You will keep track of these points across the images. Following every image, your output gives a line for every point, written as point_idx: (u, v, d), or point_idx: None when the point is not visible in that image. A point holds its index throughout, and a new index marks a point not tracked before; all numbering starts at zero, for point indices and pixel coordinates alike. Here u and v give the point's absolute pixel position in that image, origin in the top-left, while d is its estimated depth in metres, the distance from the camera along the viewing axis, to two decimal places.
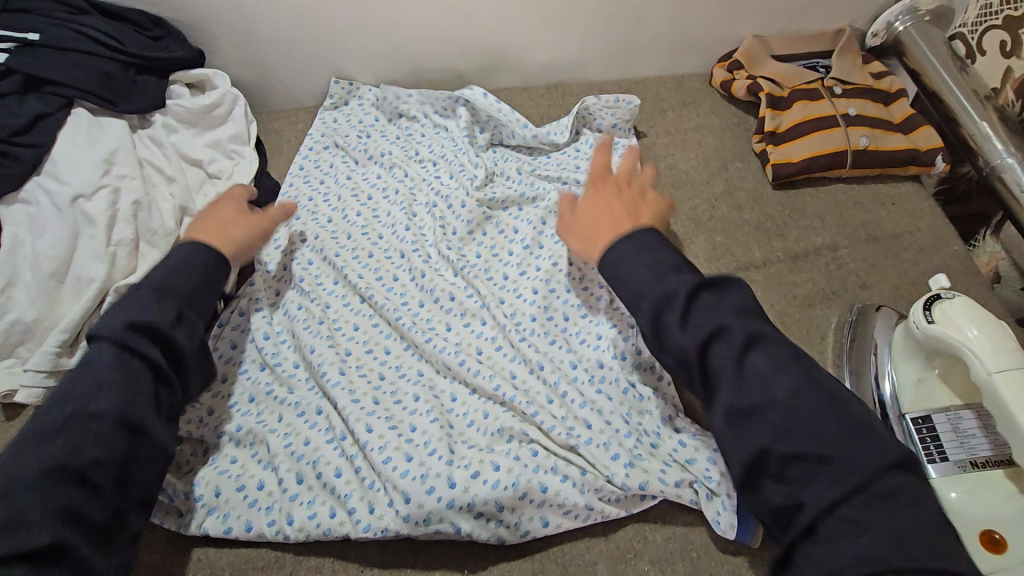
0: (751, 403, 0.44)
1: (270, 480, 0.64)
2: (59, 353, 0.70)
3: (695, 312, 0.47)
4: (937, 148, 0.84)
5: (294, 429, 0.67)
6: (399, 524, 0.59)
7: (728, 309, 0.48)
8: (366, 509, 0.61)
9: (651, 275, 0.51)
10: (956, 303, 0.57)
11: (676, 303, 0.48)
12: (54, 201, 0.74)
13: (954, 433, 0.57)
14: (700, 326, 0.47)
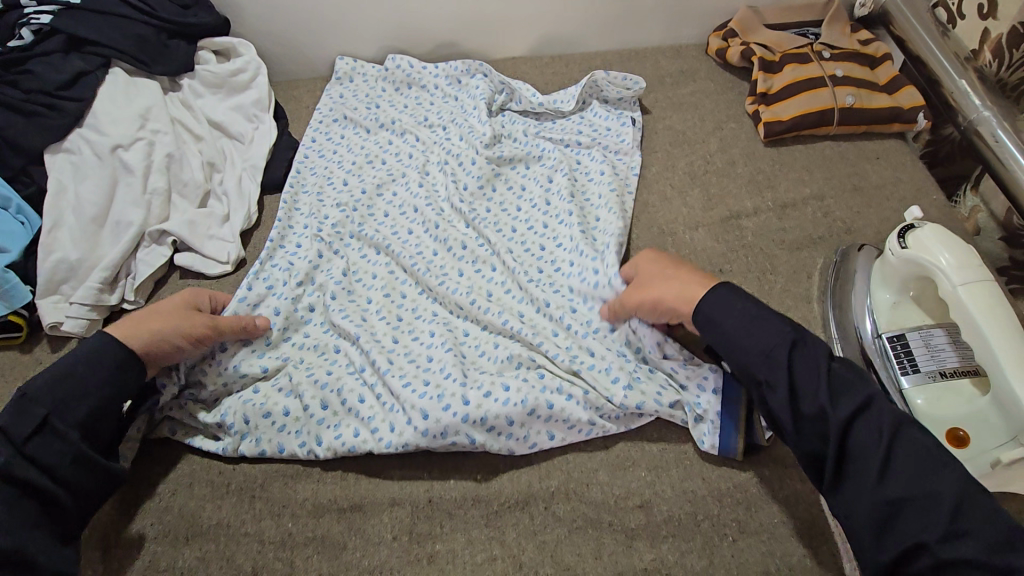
0: (852, 398, 0.52)
1: (292, 404, 0.69)
2: (101, 289, 0.76)
3: (807, 382, 0.54)
4: (920, 106, 0.89)
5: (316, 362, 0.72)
6: (418, 438, 0.64)
7: (862, 390, 0.53)
8: (388, 428, 0.66)
9: (773, 347, 0.56)
10: (927, 230, 0.62)
11: (803, 363, 0.54)
12: (95, 151, 0.80)
13: (926, 347, 0.62)
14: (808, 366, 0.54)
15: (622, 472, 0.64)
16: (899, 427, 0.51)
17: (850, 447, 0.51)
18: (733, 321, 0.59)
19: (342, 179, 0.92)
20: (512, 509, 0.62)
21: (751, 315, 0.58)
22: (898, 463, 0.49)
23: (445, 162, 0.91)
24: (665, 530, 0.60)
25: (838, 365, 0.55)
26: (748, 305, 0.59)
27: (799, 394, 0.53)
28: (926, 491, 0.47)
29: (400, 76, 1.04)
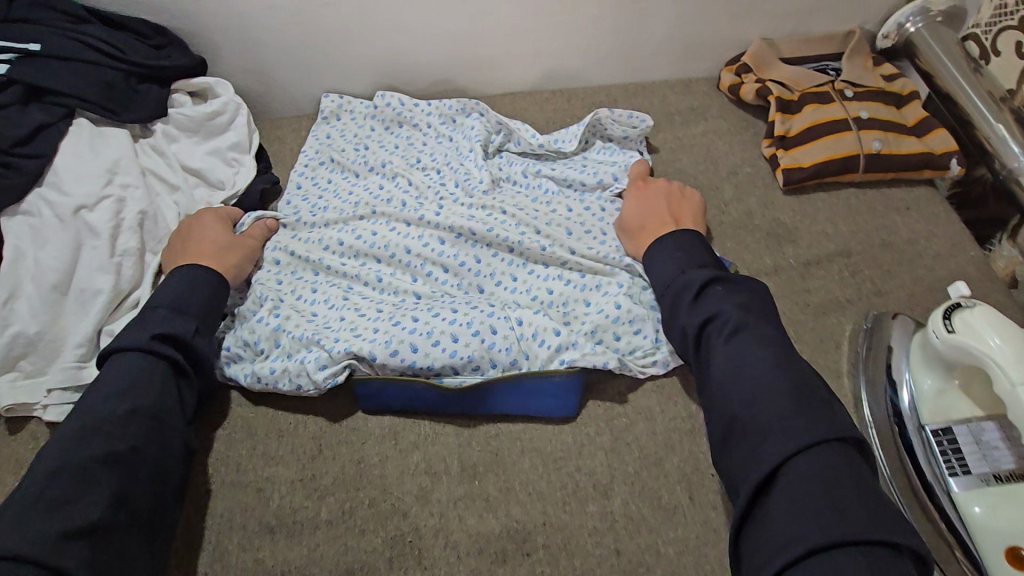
0: (706, 308, 0.59)
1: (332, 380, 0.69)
2: (65, 365, 0.70)
3: (683, 300, 0.61)
4: (952, 151, 0.82)
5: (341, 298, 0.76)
6: (446, 363, 0.67)
7: (731, 299, 0.58)
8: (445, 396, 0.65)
9: (677, 272, 0.64)
10: (976, 311, 0.56)
11: (725, 324, 0.56)
12: (57, 212, 0.74)
13: (976, 445, 0.56)
14: (718, 337, 0.56)
15: None
16: (746, 329, 0.56)
17: (702, 342, 0.57)
18: (661, 257, 0.68)
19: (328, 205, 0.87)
20: None
21: (679, 248, 0.67)
22: (734, 350, 0.55)
23: (433, 175, 0.90)
24: None
25: (717, 287, 0.60)
26: (676, 243, 0.68)
27: (695, 308, 0.60)
28: (770, 395, 0.50)
29: (391, 115, 0.97)
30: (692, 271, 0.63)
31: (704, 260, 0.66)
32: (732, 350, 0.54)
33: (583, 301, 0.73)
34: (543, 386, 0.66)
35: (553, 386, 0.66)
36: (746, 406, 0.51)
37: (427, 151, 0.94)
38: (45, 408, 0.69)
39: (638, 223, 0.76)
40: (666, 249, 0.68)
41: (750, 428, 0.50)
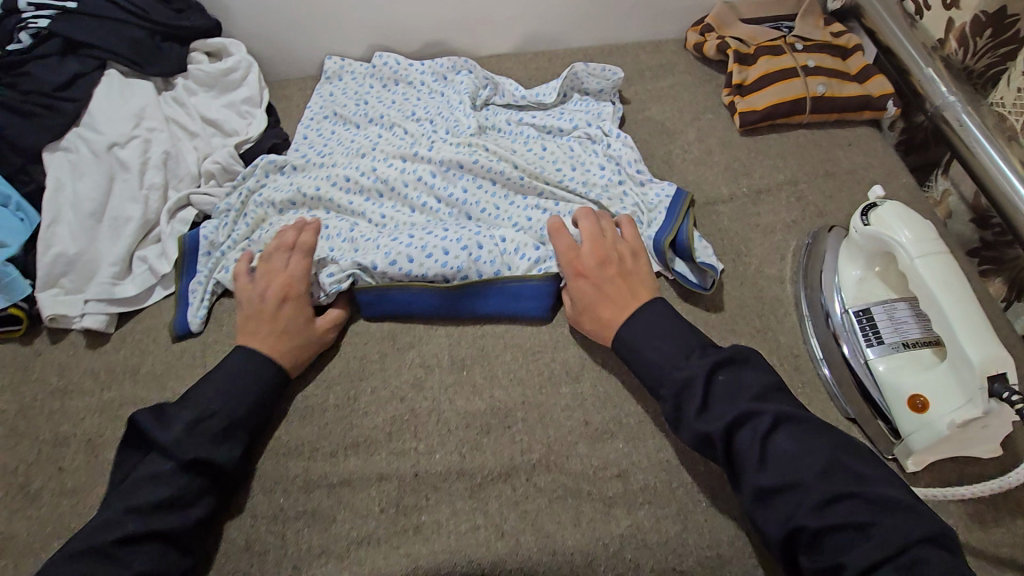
0: (725, 410, 0.56)
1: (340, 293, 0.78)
2: (103, 281, 0.79)
3: (689, 397, 0.58)
4: (889, 94, 0.92)
5: (342, 224, 0.84)
6: (438, 271, 0.75)
7: (743, 392, 0.57)
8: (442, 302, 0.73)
9: (674, 362, 0.60)
10: (887, 207, 0.65)
11: (696, 390, 0.57)
12: (92, 148, 0.83)
13: (889, 320, 0.65)
14: (750, 437, 0.54)
15: (600, 444, 0.66)
16: (781, 424, 0.54)
17: (734, 456, 0.55)
18: (653, 345, 0.63)
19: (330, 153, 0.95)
20: (495, 482, 0.64)
21: (663, 323, 0.64)
22: (771, 462, 0.53)
23: (425, 127, 0.99)
24: (642, 497, 0.62)
25: (718, 375, 0.58)
26: (645, 318, 0.65)
27: (707, 412, 0.57)
28: (822, 483, 0.50)
29: (387, 73, 1.07)
30: (694, 360, 0.59)
31: (691, 342, 0.62)
32: (769, 469, 0.52)
33: None
34: (522, 289, 0.75)
35: (530, 288, 0.75)
36: (804, 491, 0.51)
37: (420, 104, 1.03)
38: (85, 317, 0.78)
39: (593, 310, 0.69)
40: (645, 326, 0.64)
41: (796, 496, 0.51)
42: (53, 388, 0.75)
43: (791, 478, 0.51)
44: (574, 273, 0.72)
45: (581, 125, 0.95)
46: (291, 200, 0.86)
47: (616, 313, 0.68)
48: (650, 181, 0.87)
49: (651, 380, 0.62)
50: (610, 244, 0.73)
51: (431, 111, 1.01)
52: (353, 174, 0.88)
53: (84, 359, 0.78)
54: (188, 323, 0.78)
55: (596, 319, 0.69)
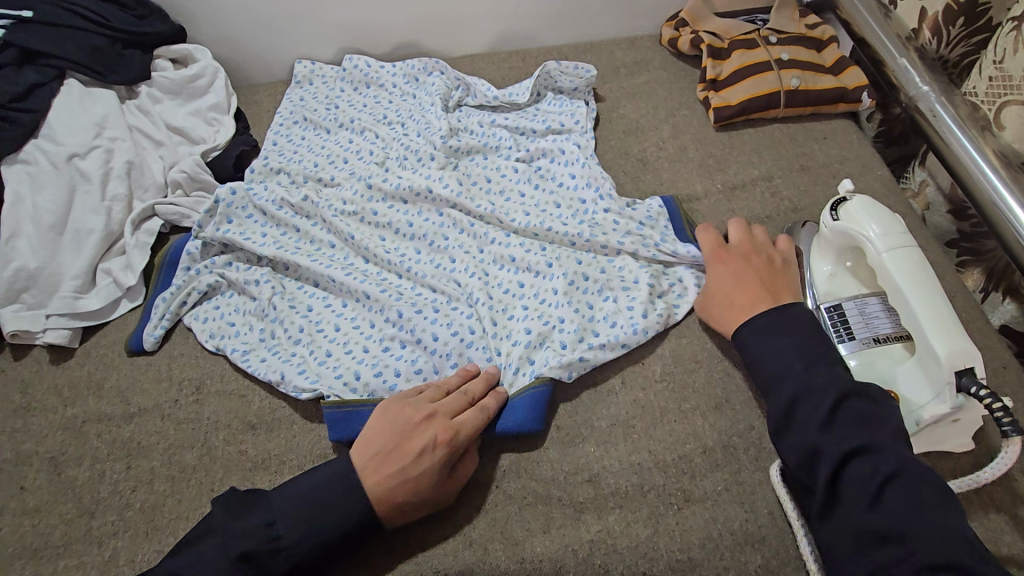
0: (853, 435, 0.51)
1: (317, 341, 0.75)
2: (67, 296, 0.78)
3: (807, 403, 0.55)
4: (864, 85, 0.91)
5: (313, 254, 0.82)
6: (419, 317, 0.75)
7: (876, 423, 0.52)
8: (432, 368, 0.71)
9: (800, 363, 0.57)
10: (856, 201, 0.64)
11: (823, 403, 0.53)
12: (51, 160, 0.81)
13: (861, 316, 0.64)
14: (866, 475, 0.50)
15: (571, 449, 0.65)
16: (902, 477, 0.49)
17: (840, 490, 0.51)
18: (777, 343, 0.59)
19: (300, 172, 0.92)
20: (464, 490, 0.63)
21: (791, 329, 0.60)
22: (885, 508, 0.48)
23: (400, 143, 0.95)
24: (612, 501, 0.61)
25: (852, 401, 0.54)
26: (781, 328, 0.60)
27: (830, 428, 0.53)
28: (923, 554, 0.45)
29: (358, 77, 1.05)
30: (831, 370, 0.56)
31: (825, 349, 0.58)
32: (878, 510, 0.48)
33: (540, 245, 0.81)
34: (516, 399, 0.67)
35: (524, 400, 0.66)
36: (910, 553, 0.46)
37: (392, 108, 1.02)
38: (46, 333, 0.77)
39: (729, 297, 0.66)
40: (767, 325, 0.61)
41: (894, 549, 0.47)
42: (16, 406, 0.74)
43: (906, 531, 0.46)
44: (713, 259, 0.71)
45: (554, 126, 0.94)
46: (262, 229, 0.84)
47: (750, 305, 0.64)
48: (634, 202, 0.84)
49: (767, 382, 0.59)
50: (763, 246, 0.71)
51: (401, 119, 0.99)
52: (325, 198, 0.86)
53: (47, 375, 0.76)
54: (143, 342, 0.76)
55: (733, 308, 0.65)
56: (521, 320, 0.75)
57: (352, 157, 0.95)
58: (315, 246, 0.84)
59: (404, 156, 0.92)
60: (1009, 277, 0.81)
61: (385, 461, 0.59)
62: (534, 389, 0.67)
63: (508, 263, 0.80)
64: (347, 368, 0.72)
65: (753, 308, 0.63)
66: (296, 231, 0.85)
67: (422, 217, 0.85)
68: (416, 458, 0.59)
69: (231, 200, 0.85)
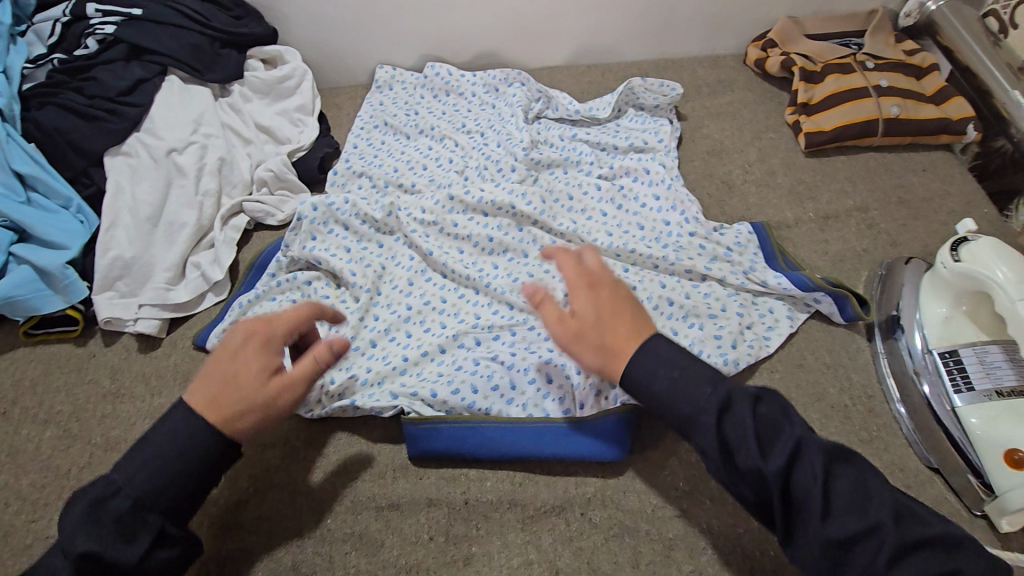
0: (784, 444, 0.42)
1: (394, 358, 0.74)
2: (158, 288, 0.80)
3: (737, 433, 0.43)
4: (969, 117, 0.87)
5: (392, 272, 0.83)
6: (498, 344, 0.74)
7: (778, 433, 0.43)
8: (509, 386, 0.70)
9: (710, 386, 0.45)
10: (981, 243, 0.62)
11: (744, 412, 0.43)
12: (151, 154, 0.84)
13: (980, 366, 0.62)
14: (810, 479, 0.41)
15: (658, 481, 0.65)
16: (836, 462, 0.42)
17: (794, 504, 0.41)
18: (661, 378, 0.46)
19: (382, 181, 0.91)
20: (548, 515, 0.63)
21: (674, 353, 0.47)
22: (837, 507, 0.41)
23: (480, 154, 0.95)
24: (704, 541, 0.61)
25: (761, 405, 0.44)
26: (667, 367, 0.46)
27: (766, 449, 0.42)
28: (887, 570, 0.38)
29: (439, 84, 1.06)
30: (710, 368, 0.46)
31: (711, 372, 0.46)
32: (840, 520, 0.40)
33: (623, 266, 0.79)
34: (596, 425, 0.66)
35: (606, 425, 0.65)
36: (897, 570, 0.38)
37: (473, 117, 1.02)
38: (137, 322, 0.79)
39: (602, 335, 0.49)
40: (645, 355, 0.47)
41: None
42: (106, 391, 0.76)
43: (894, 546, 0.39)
44: (585, 285, 0.52)
45: (637, 143, 0.93)
46: (343, 243, 0.84)
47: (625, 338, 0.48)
48: (721, 226, 0.82)
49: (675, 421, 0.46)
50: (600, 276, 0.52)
51: (482, 129, 0.99)
52: (407, 211, 0.86)
53: (135, 363, 0.78)
54: (207, 340, 0.77)
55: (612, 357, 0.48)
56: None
57: (433, 164, 0.95)
58: (395, 261, 0.84)
59: (484, 166, 0.92)
60: None
61: (224, 378, 0.51)
62: (620, 415, 0.66)
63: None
64: (422, 386, 0.70)
65: (633, 338, 0.48)
66: (379, 244, 0.85)
67: (502, 233, 0.83)
68: (234, 373, 0.51)
69: (314, 216, 0.84)
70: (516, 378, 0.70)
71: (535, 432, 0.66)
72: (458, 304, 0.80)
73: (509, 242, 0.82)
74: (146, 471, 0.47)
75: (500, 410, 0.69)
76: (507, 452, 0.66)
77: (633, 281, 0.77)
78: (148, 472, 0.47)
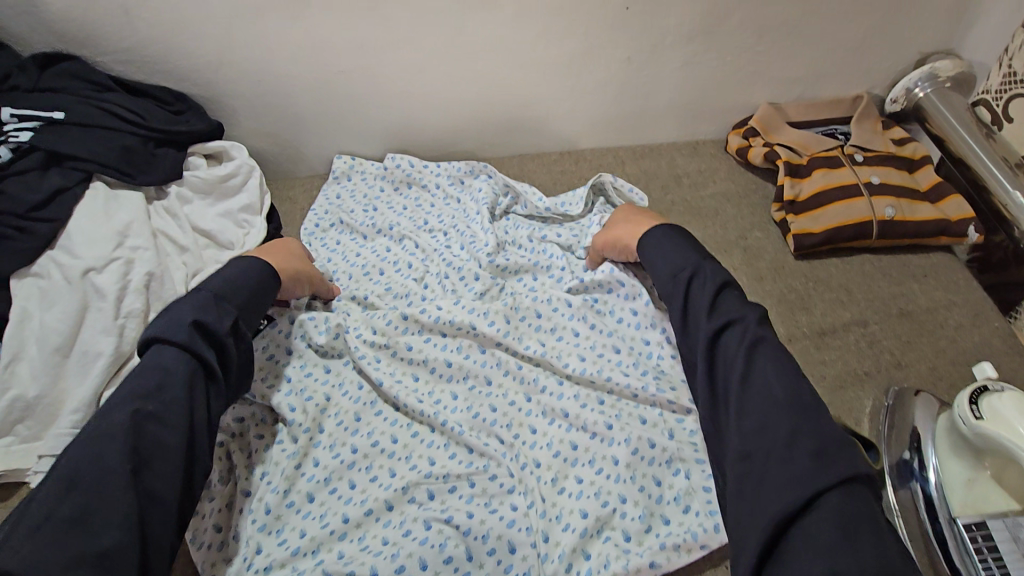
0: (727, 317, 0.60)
1: (333, 520, 0.63)
2: (64, 432, 0.69)
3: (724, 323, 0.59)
4: (969, 218, 0.80)
5: (338, 401, 0.73)
6: (455, 499, 0.64)
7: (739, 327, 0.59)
8: (466, 557, 0.59)
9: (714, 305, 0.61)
10: (1006, 397, 0.53)
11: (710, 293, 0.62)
12: (66, 275, 0.74)
13: (1015, 545, 0.53)
14: (736, 344, 0.57)
15: None
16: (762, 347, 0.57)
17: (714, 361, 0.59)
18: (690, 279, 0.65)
19: (332, 294, 0.83)
20: None
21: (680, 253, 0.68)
22: (751, 371, 0.55)
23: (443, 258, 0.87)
24: None
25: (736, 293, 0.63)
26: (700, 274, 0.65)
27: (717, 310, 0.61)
28: (789, 445, 0.50)
29: (399, 176, 0.98)
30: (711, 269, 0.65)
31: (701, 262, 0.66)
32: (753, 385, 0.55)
33: (597, 399, 0.70)
34: None
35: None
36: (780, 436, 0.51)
37: (435, 214, 0.94)
38: (38, 474, 0.68)
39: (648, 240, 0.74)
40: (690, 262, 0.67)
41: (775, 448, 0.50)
42: None
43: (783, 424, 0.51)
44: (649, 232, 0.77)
45: None
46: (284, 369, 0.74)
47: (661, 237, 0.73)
48: None
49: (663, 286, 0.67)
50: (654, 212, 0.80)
51: (445, 229, 0.91)
52: (358, 329, 0.77)
53: None
54: None
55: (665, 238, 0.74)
56: (575, 498, 0.63)
57: (389, 270, 0.87)
58: (343, 391, 0.74)
59: (445, 274, 0.84)
60: None
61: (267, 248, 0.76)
62: None
63: (561, 419, 0.69)
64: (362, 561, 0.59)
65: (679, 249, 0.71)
66: (325, 368, 0.75)
67: (463, 356, 0.75)
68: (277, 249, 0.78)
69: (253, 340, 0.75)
70: (474, 548, 0.59)
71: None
72: (411, 444, 0.69)
73: (471, 367, 0.74)
74: (227, 291, 0.66)
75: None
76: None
77: (609, 418, 0.68)
78: (237, 286, 0.66)
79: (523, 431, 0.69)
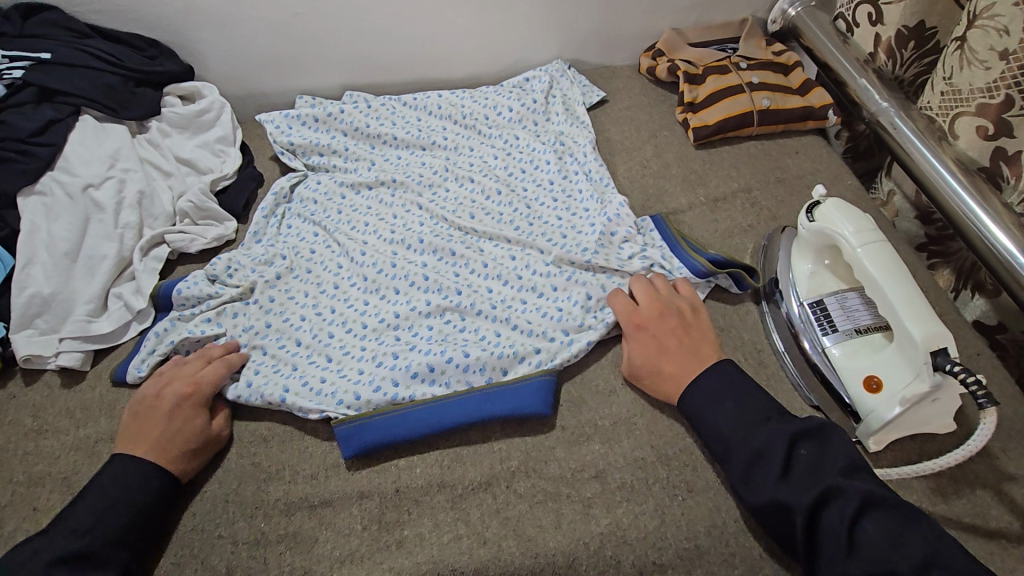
0: (810, 485, 0.54)
1: (327, 351, 0.79)
2: (86, 320, 0.81)
3: (765, 466, 0.57)
4: (829, 104, 0.98)
5: (321, 275, 0.88)
6: (420, 335, 0.78)
7: (830, 467, 0.55)
8: (427, 371, 0.73)
9: (745, 427, 0.60)
10: (830, 204, 0.70)
11: (775, 460, 0.57)
12: (66, 191, 0.85)
13: (842, 309, 0.71)
14: (838, 517, 0.52)
15: (577, 448, 0.69)
16: (870, 508, 0.52)
17: (820, 538, 0.53)
18: (715, 405, 0.63)
19: (317, 193, 0.98)
20: (476, 491, 0.66)
21: (724, 386, 0.64)
22: (862, 553, 0.50)
23: (407, 162, 1.02)
24: (619, 495, 0.65)
25: (800, 449, 0.57)
26: (728, 396, 0.63)
27: (788, 482, 0.55)
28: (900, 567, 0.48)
29: (364, 98, 1.09)
30: (773, 425, 0.59)
31: (756, 402, 0.62)
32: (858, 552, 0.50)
33: (534, 256, 0.85)
34: (520, 389, 0.71)
35: (530, 386, 0.71)
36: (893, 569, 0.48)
37: (393, 125, 1.05)
38: (60, 357, 0.79)
39: (655, 363, 0.70)
40: (711, 389, 0.64)
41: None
42: (28, 429, 0.75)
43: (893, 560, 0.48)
44: (635, 326, 0.73)
45: (557, 147, 1.00)
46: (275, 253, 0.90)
47: (678, 367, 0.68)
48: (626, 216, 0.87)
49: (723, 448, 0.61)
50: (667, 298, 0.75)
51: (406, 139, 1.03)
52: (341, 224, 0.94)
53: (59, 399, 0.78)
54: (127, 374, 0.77)
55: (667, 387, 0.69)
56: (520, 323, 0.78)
57: (363, 171, 1.00)
58: (324, 263, 0.89)
59: (408, 173, 0.98)
60: (976, 275, 0.86)
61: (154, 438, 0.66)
62: (541, 377, 0.72)
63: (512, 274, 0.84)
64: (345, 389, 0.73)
65: (684, 373, 0.68)
66: (311, 252, 0.91)
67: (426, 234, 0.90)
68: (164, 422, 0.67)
69: (257, 229, 0.93)
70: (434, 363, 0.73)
71: (462, 403, 0.71)
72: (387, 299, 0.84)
73: (431, 243, 0.88)
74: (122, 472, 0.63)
75: (423, 394, 0.72)
76: (436, 428, 0.70)
77: (555, 281, 0.82)
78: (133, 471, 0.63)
79: (476, 285, 0.83)
